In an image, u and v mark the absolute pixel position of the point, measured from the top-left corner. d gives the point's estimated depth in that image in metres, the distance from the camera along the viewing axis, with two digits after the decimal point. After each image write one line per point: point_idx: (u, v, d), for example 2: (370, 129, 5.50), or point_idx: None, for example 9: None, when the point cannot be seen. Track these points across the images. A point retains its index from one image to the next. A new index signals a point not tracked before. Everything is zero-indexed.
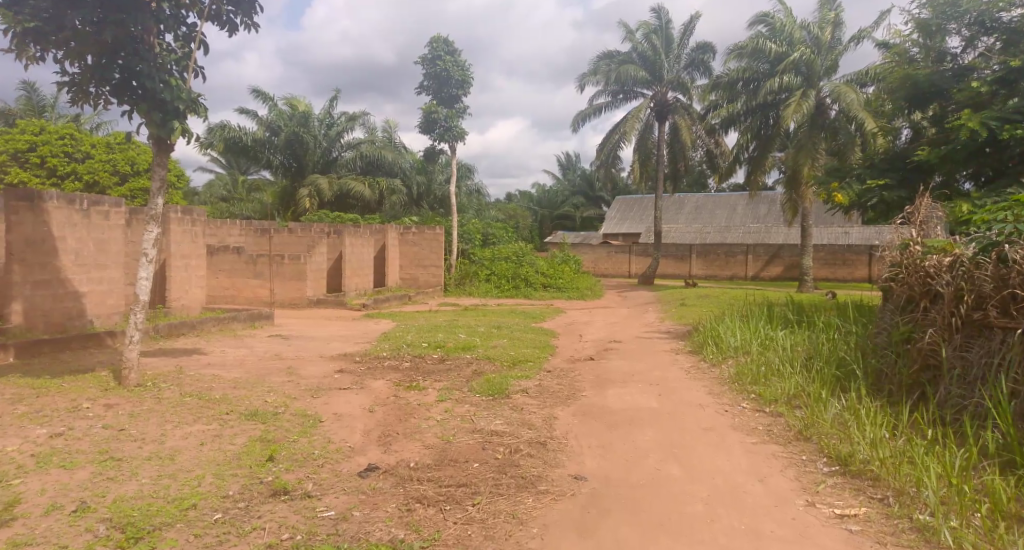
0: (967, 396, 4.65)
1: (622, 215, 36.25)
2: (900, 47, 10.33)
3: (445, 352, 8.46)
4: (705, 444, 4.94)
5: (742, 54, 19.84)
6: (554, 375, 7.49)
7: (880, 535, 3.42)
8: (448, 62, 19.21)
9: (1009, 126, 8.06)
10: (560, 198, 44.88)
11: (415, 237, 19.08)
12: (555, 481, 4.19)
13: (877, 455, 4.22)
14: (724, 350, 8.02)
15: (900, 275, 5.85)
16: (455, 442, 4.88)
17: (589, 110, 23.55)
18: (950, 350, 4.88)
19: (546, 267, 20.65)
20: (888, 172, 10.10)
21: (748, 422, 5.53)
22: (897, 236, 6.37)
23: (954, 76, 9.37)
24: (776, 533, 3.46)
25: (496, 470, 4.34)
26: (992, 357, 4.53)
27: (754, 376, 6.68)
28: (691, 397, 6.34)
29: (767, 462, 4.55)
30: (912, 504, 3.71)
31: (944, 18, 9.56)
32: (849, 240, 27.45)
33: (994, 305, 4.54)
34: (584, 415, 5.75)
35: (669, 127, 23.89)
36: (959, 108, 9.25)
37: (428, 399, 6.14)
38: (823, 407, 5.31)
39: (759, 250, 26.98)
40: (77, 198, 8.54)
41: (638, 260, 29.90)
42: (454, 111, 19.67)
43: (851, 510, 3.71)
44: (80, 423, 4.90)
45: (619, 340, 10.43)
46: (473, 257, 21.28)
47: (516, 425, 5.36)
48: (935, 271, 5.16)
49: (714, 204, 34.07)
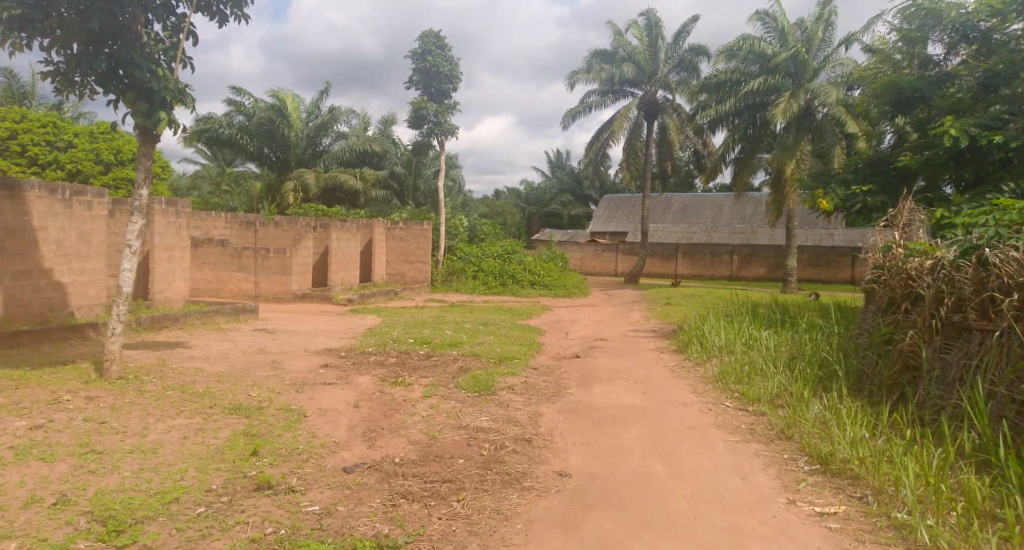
0: (945, 397, 4.73)
1: (610, 214, 36.41)
2: (884, 53, 10.44)
3: (431, 348, 8.45)
4: (690, 442, 4.98)
5: (733, 55, 19.96)
6: (540, 371, 7.51)
7: (859, 533, 3.47)
8: (438, 56, 19.15)
9: (989, 132, 8.20)
10: (547, 195, 45.02)
11: (402, 232, 19.01)
12: (539, 478, 4.20)
13: (857, 454, 4.28)
14: (709, 349, 8.08)
15: (881, 277, 5.93)
16: (441, 438, 4.88)
17: (579, 108, 23.57)
18: (930, 351, 4.95)
19: (533, 265, 20.67)
20: (871, 177, 10.25)
21: (731, 420, 5.58)
22: (880, 239, 6.45)
23: (936, 83, 9.50)
24: (758, 530, 3.51)
25: (481, 466, 4.35)
26: (971, 359, 4.60)
27: (737, 376, 6.73)
28: (675, 395, 6.38)
29: (750, 460, 4.59)
30: (891, 502, 3.76)
31: (925, 27, 9.65)
32: (833, 241, 27.74)
33: (973, 307, 4.62)
34: (569, 412, 5.77)
35: (657, 126, 23.95)
36: (940, 115, 9.38)
37: (414, 394, 6.13)
38: (805, 407, 5.38)
39: (744, 250, 27.22)
40: (59, 188, 8.41)
41: (624, 259, 30.02)
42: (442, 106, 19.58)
43: (831, 509, 3.76)
44: (59, 415, 4.85)
45: (605, 338, 10.48)
46: (460, 253, 21.27)
47: (502, 422, 5.37)
48: (918, 273, 5.25)
49: (701, 204, 34.29)
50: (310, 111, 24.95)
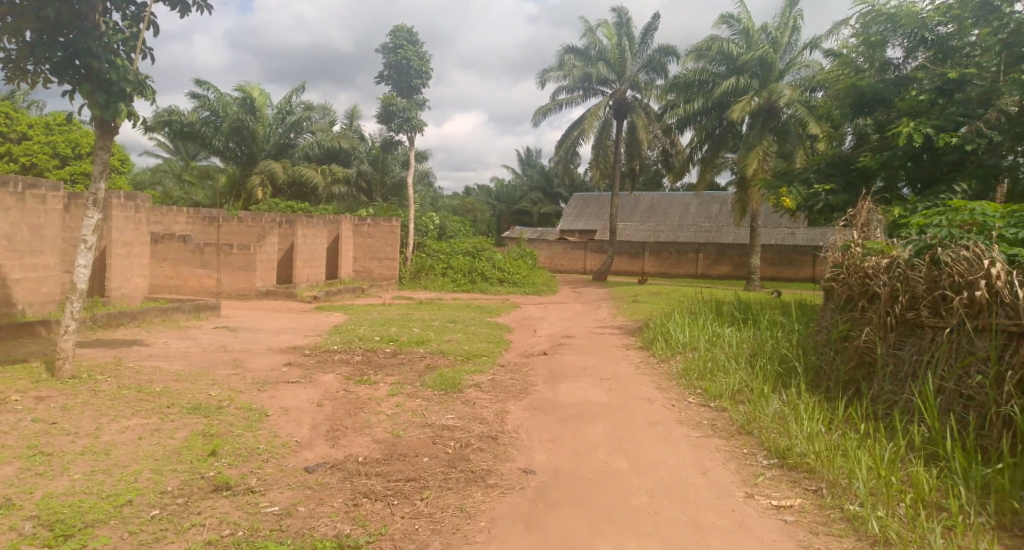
0: (897, 392, 4.87)
1: (580, 211, 36.61)
2: (845, 57, 10.70)
3: (397, 346, 8.40)
4: (653, 438, 5.04)
5: (701, 55, 20.23)
6: (507, 369, 7.52)
7: (813, 525, 3.56)
8: (409, 51, 19.01)
9: (944, 133, 8.47)
10: (517, 192, 45.07)
11: (370, 228, 18.85)
12: (504, 475, 4.21)
13: (813, 448, 4.38)
14: (673, 346, 8.20)
15: (840, 276, 6.08)
16: (405, 436, 4.85)
17: (551, 105, 23.61)
18: (885, 348, 5.10)
19: (503, 262, 20.68)
20: (833, 177, 10.50)
21: (693, 416, 5.66)
22: (839, 238, 6.61)
23: (896, 86, 9.76)
24: (716, 524, 3.57)
25: (445, 464, 4.34)
26: (922, 355, 4.74)
27: (700, 372, 6.83)
28: (640, 391, 6.45)
29: (711, 455, 4.67)
30: (843, 495, 3.87)
31: (885, 31, 9.89)
32: (795, 240, 28.36)
33: (926, 304, 4.76)
34: (535, 409, 5.79)
35: (626, 125, 24.16)
36: (898, 117, 9.66)
37: (379, 393, 6.09)
38: (765, 402, 5.49)
39: (710, 248, 27.65)
40: (9, 180, 8.12)
41: (594, 257, 30.22)
42: (412, 102, 19.41)
43: (787, 502, 3.84)
44: (6, 416, 4.68)
45: (572, 335, 10.54)
46: (429, 250, 21.13)
47: (467, 419, 5.36)
48: (874, 272, 5.40)
49: (668, 202, 34.73)
50: (280, 108, 24.60)
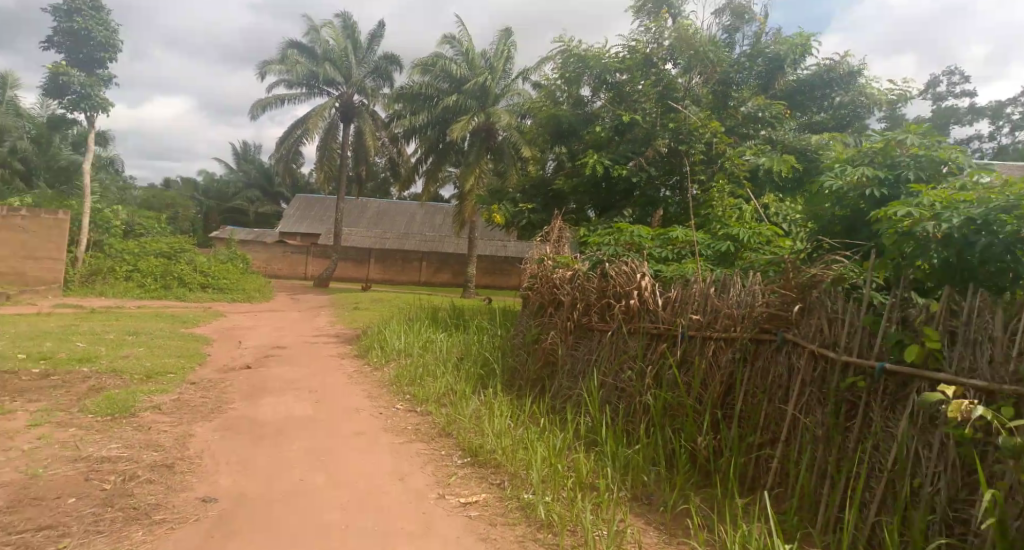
0: (572, 387, 5.54)
1: (301, 214, 34.91)
2: (548, 90, 11.90)
3: (53, 365, 6.96)
4: (354, 448, 4.94)
5: (425, 70, 20.88)
6: (198, 386, 6.73)
7: (492, 517, 3.83)
8: (88, 19, 16.09)
9: (618, 165, 9.84)
10: (230, 190, 41.31)
11: (26, 220, 15.46)
12: (176, 508, 3.71)
13: (500, 444, 4.73)
14: (387, 353, 8.23)
15: (535, 285, 6.70)
16: (46, 476, 4.00)
17: (269, 99, 22.10)
18: (564, 349, 5.77)
19: (207, 265, 18.66)
20: (536, 197, 11.62)
21: (399, 422, 5.72)
22: (537, 251, 7.30)
23: (584, 120, 11.12)
24: (405, 530, 3.61)
25: (98, 504, 3.67)
26: (592, 355, 5.46)
27: (410, 377, 6.96)
28: (348, 402, 6.31)
29: (410, 459, 4.77)
30: (521, 485, 4.23)
31: (578, 71, 11.18)
32: (506, 251, 30.76)
33: (596, 310, 5.51)
34: (226, 429, 5.27)
35: (351, 129, 23.77)
36: (585, 148, 11.04)
37: (16, 424, 4.94)
38: (464, 404, 5.78)
39: (431, 257, 28.58)
40: None
41: (314, 262, 29.01)
42: (92, 77, 16.47)
43: (473, 498, 4.07)
44: None
45: (283, 345, 9.92)
46: (111, 250, 18.09)
47: (138, 448, 4.64)
48: (560, 281, 6.07)
49: (393, 210, 35.02)
50: None
